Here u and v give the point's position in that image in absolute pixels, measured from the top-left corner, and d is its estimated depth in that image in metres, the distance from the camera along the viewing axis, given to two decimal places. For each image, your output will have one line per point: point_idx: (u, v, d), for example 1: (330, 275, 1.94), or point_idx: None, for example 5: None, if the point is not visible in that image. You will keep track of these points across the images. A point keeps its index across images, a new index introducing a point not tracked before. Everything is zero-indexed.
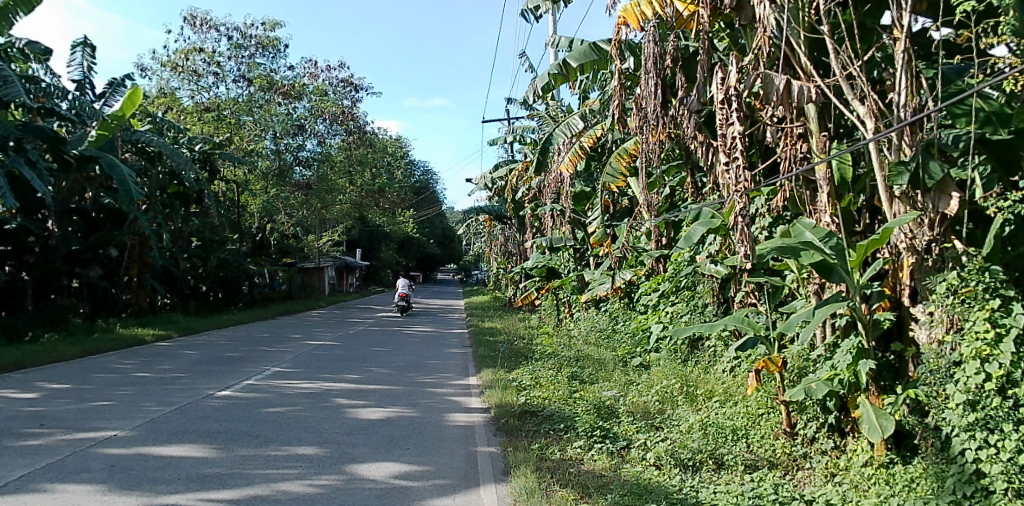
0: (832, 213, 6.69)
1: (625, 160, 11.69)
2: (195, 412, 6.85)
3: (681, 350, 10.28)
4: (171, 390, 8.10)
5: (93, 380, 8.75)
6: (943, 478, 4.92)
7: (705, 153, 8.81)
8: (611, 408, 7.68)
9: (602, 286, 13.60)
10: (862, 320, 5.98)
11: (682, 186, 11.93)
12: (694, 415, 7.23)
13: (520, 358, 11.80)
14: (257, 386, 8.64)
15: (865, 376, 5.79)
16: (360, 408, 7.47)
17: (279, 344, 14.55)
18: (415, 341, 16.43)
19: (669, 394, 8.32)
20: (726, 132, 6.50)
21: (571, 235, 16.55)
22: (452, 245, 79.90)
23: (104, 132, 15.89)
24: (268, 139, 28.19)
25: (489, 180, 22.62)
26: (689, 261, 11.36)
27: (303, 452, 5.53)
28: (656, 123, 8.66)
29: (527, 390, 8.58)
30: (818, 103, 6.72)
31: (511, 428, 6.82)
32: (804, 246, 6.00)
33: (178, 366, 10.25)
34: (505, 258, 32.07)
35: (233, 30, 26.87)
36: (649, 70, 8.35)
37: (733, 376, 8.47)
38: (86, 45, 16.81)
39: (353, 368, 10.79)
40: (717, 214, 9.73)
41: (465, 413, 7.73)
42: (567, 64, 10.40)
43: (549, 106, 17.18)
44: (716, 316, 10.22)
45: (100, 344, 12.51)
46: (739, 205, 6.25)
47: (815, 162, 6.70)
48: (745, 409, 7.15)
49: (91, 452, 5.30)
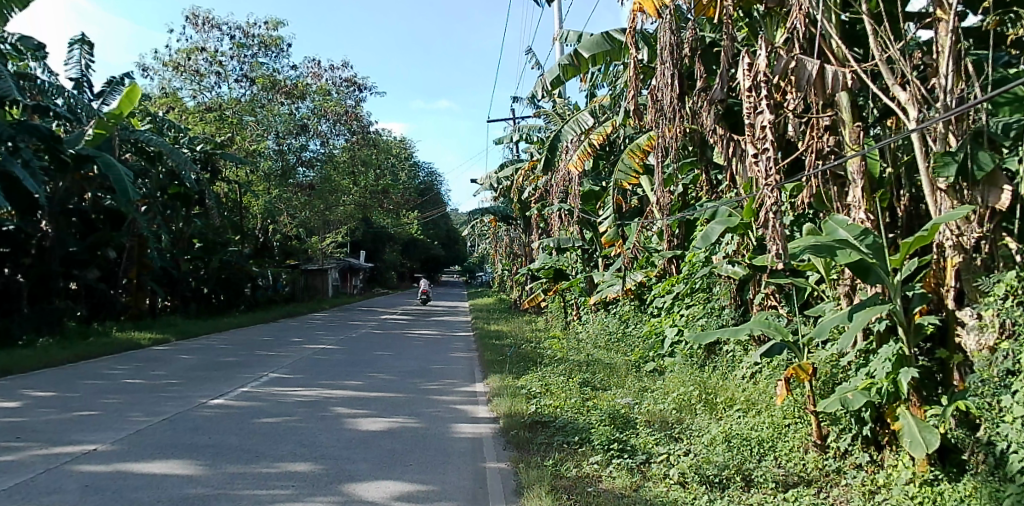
0: (867, 209, 6.22)
1: (639, 156, 11.12)
2: (184, 423, 6.41)
3: (696, 355, 9.83)
4: (162, 398, 7.67)
5: (80, 388, 8.32)
6: (1000, 499, 4.42)
7: (725, 147, 8.41)
8: (626, 418, 7.20)
9: (612, 288, 13.08)
10: (903, 325, 5.50)
11: (696, 183, 11.50)
12: (716, 426, 6.77)
13: (528, 363, 11.31)
14: (253, 393, 8.21)
15: (907, 386, 5.29)
16: (360, 418, 7.03)
17: (279, 348, 14.11)
18: (419, 345, 15.98)
19: (687, 403, 7.87)
20: (755, 121, 6.01)
21: (580, 235, 16.01)
22: (456, 247, 79.39)
23: (101, 130, 15.47)
24: (271, 139, 27.79)
25: (495, 180, 22.20)
26: (704, 261, 10.92)
27: (296, 470, 5.09)
28: (672, 116, 8.28)
29: (537, 397, 8.11)
30: (851, 92, 6.33)
31: (522, 440, 6.36)
32: (840, 244, 5.57)
33: (171, 372, 9.82)
34: (510, 259, 31.60)
35: (235, 29, 26.49)
36: (666, 60, 7.95)
37: (754, 383, 8.02)
38: (84, 42, 16.41)
39: (355, 374, 10.35)
40: (735, 213, 9.28)
41: (471, 423, 7.28)
42: (578, 54, 10.01)
43: (556, 104, 16.77)
44: (735, 320, 9.73)
45: (94, 348, 12.07)
46: (770, 200, 5.70)
47: (848, 156, 6.29)
48: (770, 420, 6.67)
49: (66, 469, 4.85)
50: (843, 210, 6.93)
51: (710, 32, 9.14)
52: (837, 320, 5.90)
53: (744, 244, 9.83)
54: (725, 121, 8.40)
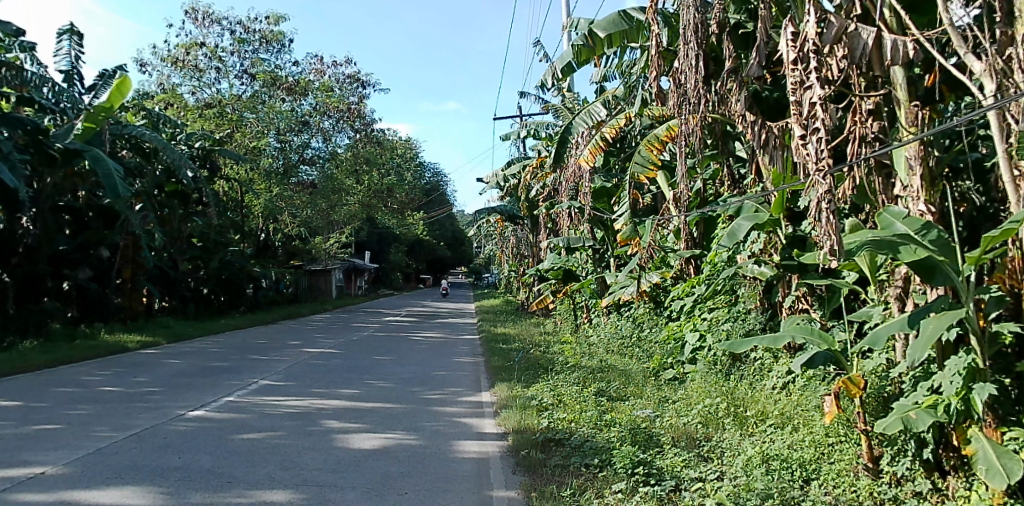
0: (927, 200, 5.47)
1: (657, 148, 10.30)
2: (154, 440, 5.70)
3: (720, 363, 9.00)
4: (136, 410, 6.96)
5: (49, 397, 7.61)
6: None
7: (756, 134, 7.54)
8: (649, 434, 6.46)
9: (625, 290, 12.22)
10: (978, 334, 4.75)
11: (716, 178, 10.81)
12: (750, 444, 6.04)
13: (538, 371, 10.58)
14: (237, 404, 7.49)
15: (981, 405, 4.57)
16: (353, 434, 6.31)
17: (274, 352, 13.43)
18: (422, 349, 15.29)
19: (714, 416, 7.13)
20: (802, 98, 5.25)
21: (590, 234, 15.30)
22: (462, 248, 78.62)
23: (90, 123, 14.77)
24: (273, 136, 26.78)
25: (501, 178, 21.53)
26: (727, 261, 10.11)
27: (272, 500, 4.37)
28: (696, 101, 7.55)
29: (550, 410, 7.37)
30: (906, 67, 5.57)
31: (533, 463, 5.59)
32: (902, 240, 4.87)
33: (153, 379, 9.12)
34: (517, 260, 30.82)
35: (235, 24, 25.79)
36: (690, 39, 7.21)
37: (788, 395, 7.30)
38: (74, 33, 15.76)
39: (352, 382, 9.63)
40: (762, 208, 8.57)
41: (476, 440, 6.53)
42: (594, 34, 9.29)
43: (565, 98, 16.06)
44: (763, 326, 9.00)
45: (76, 352, 11.39)
46: (822, 188, 4.97)
47: (902, 139, 5.53)
48: (810, 439, 5.94)
49: (1, 499, 4.16)
50: (890, 203, 6.33)
51: (735, 13, 8.42)
52: (894, 326, 5.15)
53: (772, 242, 9.03)
54: (755, 107, 7.64)
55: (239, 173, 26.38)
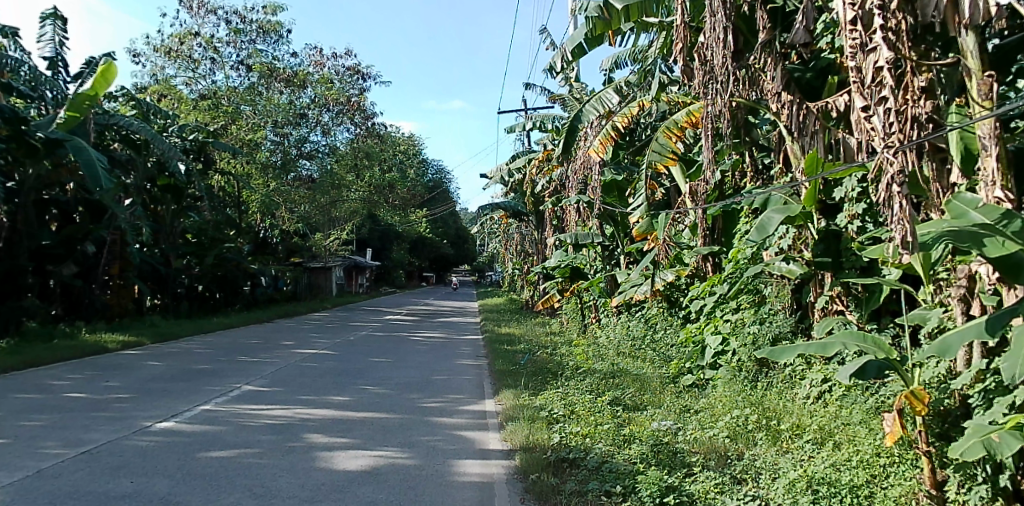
0: (1004, 186, 4.68)
1: (675, 135, 9.55)
2: (108, 459, 4.97)
3: (746, 368, 8.19)
4: (97, 421, 6.22)
5: (3, 405, 6.89)
6: None
7: (791, 115, 7.09)
8: (673, 451, 5.70)
9: (637, 289, 11.41)
10: None
11: (736, 170, 9.87)
12: (789, 464, 5.27)
13: (545, 375, 9.81)
14: (213, 414, 6.76)
15: None
16: (339, 452, 5.58)
17: (264, 353, 12.68)
18: (421, 350, 14.55)
19: (743, 430, 6.36)
20: (862, 63, 4.89)
21: (598, 230, 14.54)
22: (465, 245, 77.88)
23: (74, 113, 13.93)
24: (269, 130, 26.11)
25: (507, 172, 20.78)
26: (751, 258, 9.13)
27: None
28: (722, 79, 6.81)
29: (560, 423, 6.60)
30: (980, 33, 4.82)
31: (546, 490, 4.84)
32: (985, 231, 4.09)
33: (127, 384, 8.39)
34: (521, 258, 30.07)
35: (232, 14, 25.05)
36: (718, 9, 6.55)
37: (825, 407, 6.53)
38: (57, 17, 15.07)
39: (344, 388, 8.88)
40: (793, 200, 7.73)
41: (479, 459, 5.79)
42: (610, 4, 8.51)
43: (572, 88, 15.33)
44: (793, 329, 8.20)
45: (47, 353, 10.65)
46: (893, 166, 4.52)
47: (975, 116, 4.76)
48: (858, 458, 5.13)
49: None
50: (945, 192, 5.57)
51: None
52: (969, 334, 4.34)
53: (802, 238, 8.17)
54: (791, 86, 7.10)
55: (236, 167, 25.68)
